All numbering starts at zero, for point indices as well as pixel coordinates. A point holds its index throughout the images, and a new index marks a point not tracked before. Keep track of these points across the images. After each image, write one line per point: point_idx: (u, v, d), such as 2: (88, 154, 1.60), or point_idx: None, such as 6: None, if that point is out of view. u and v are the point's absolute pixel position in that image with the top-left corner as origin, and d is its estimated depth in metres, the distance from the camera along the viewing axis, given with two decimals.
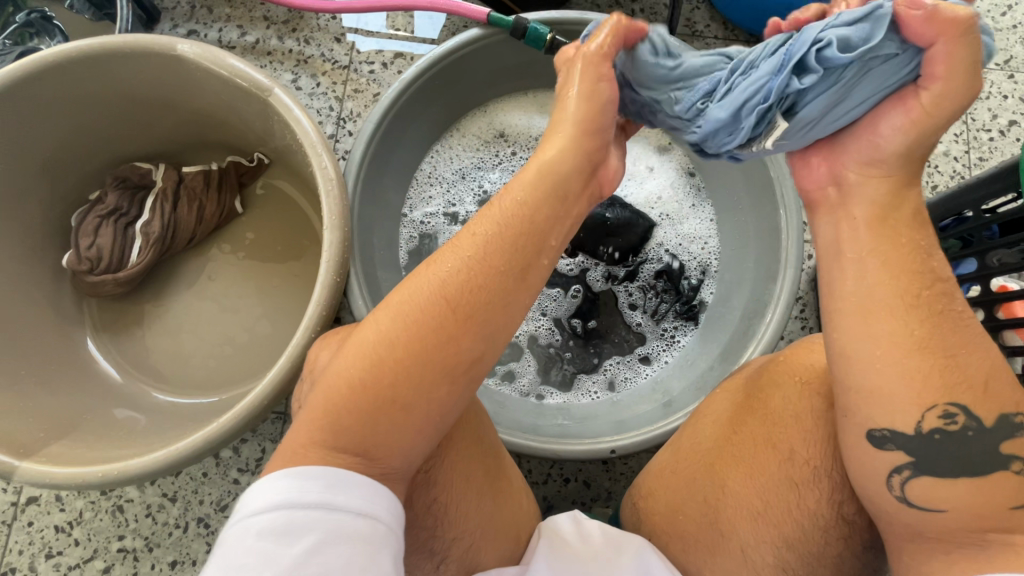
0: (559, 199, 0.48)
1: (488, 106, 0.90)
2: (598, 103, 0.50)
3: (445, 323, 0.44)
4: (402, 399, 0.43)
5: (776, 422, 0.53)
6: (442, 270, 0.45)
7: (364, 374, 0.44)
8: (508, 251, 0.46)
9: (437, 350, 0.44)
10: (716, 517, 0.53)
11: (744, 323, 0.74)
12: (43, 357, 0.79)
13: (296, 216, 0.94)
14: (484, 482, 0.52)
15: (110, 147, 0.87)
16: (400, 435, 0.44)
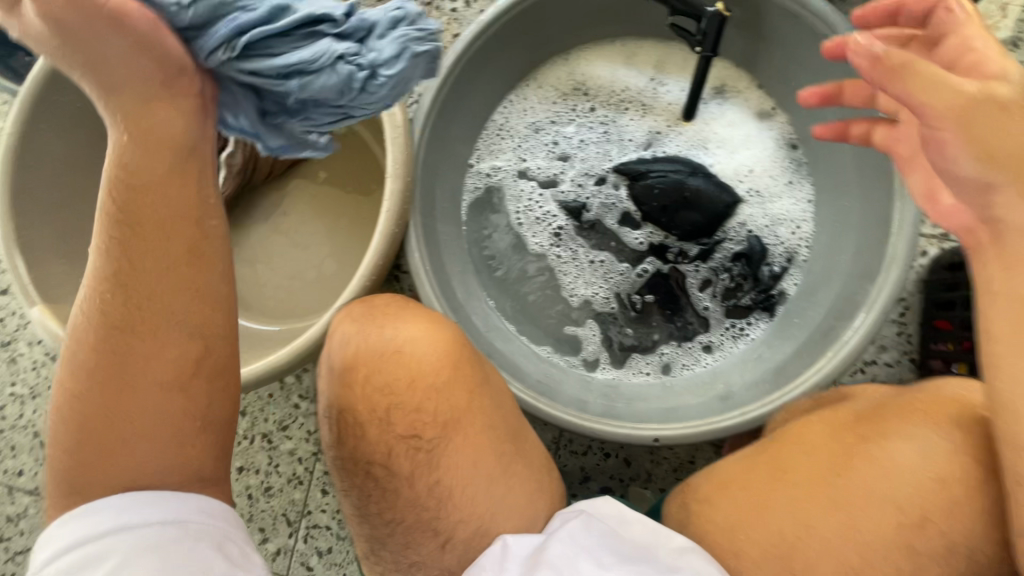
0: (181, 164, 0.48)
1: (570, 55, 0.82)
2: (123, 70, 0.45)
3: (112, 333, 0.47)
4: (103, 415, 0.46)
5: (905, 475, 0.48)
6: (93, 299, 0.48)
7: (76, 421, 0.47)
8: (159, 243, 0.48)
9: (123, 365, 0.47)
10: (794, 553, 0.48)
11: (828, 324, 0.66)
12: None
13: (367, 159, 0.94)
14: (508, 466, 0.50)
15: None
16: (148, 453, 0.47)
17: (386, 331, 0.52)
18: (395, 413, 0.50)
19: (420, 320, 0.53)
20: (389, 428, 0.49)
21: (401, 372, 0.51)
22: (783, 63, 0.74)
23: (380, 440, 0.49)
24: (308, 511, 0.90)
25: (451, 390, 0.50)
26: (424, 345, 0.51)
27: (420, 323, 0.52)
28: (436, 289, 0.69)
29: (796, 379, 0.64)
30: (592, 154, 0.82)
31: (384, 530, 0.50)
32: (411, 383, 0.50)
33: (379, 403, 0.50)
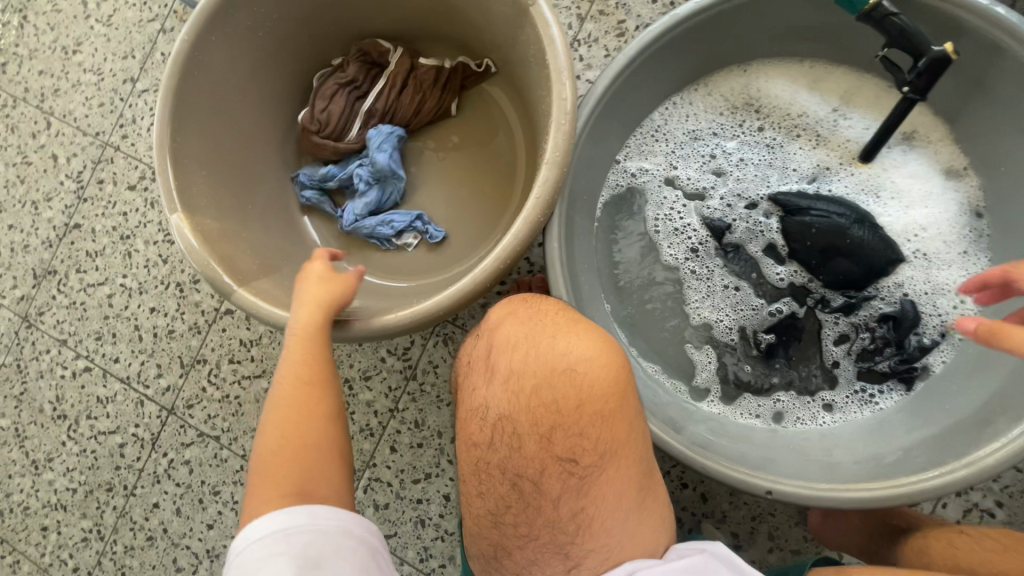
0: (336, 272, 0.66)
1: (749, 67, 0.78)
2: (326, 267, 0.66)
3: (298, 380, 0.57)
4: (289, 469, 0.52)
5: None
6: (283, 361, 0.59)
7: (274, 454, 0.53)
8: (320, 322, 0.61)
9: (304, 402, 0.56)
10: None
11: (982, 417, 0.61)
12: (263, 200, 0.88)
13: (504, 133, 0.92)
14: (646, 503, 0.49)
15: (361, 19, 0.90)
16: (324, 478, 0.52)
17: (562, 345, 0.50)
18: (557, 434, 0.49)
19: (595, 337, 0.51)
20: (550, 448, 0.49)
21: (570, 393, 0.49)
22: (996, 121, 0.67)
23: (535, 456, 0.49)
24: (372, 463, 0.92)
25: (613, 419, 0.48)
26: (599, 368, 0.49)
27: (594, 344, 0.50)
28: (568, 284, 0.66)
29: (933, 466, 0.59)
30: (748, 177, 0.77)
31: (516, 541, 0.51)
32: (579, 407, 0.48)
33: (542, 420, 0.49)
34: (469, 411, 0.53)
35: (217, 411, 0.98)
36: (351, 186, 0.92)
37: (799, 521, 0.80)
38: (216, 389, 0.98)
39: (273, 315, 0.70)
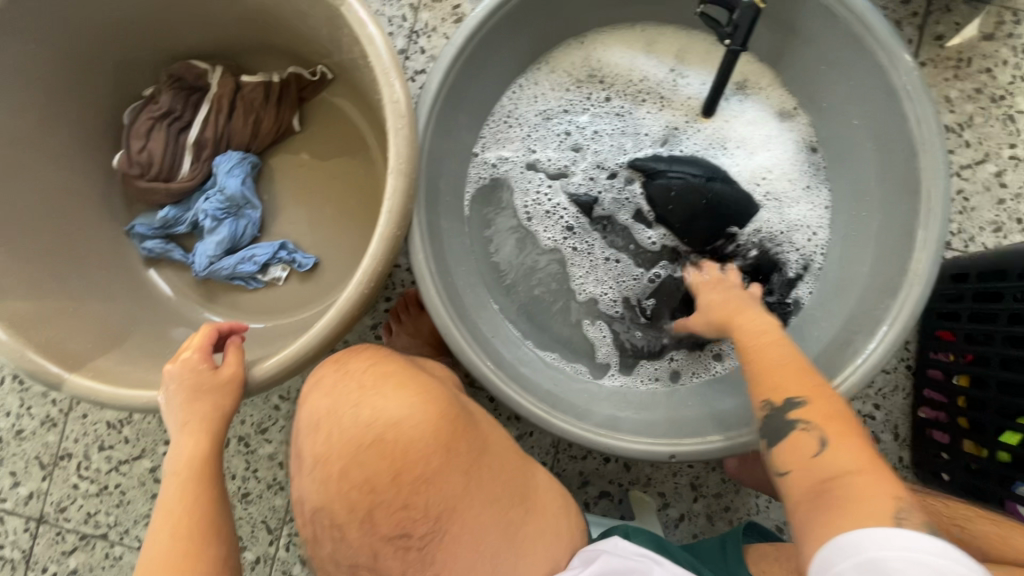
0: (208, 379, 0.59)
1: (586, 38, 0.77)
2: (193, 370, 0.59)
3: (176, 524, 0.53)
4: None
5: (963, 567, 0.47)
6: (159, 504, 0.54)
7: None
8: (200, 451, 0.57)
9: (183, 551, 0.52)
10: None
11: (843, 339, 0.66)
12: (92, 264, 0.77)
13: (357, 144, 0.86)
14: (519, 533, 0.51)
15: (164, 40, 0.79)
16: None
17: (369, 415, 0.47)
18: (378, 514, 0.47)
19: (407, 395, 0.49)
20: (375, 531, 0.47)
21: (385, 465, 0.47)
22: (811, 61, 0.71)
23: (362, 542, 0.47)
24: (289, 518, 0.85)
25: (446, 477, 0.48)
26: (410, 429, 0.47)
27: (406, 401, 0.48)
28: (442, 293, 0.63)
29: None
30: (606, 148, 0.77)
31: None
32: (395, 479, 0.47)
33: (358, 503, 0.47)
34: (297, 509, 0.50)
35: (97, 507, 0.86)
36: (198, 227, 0.82)
37: (715, 465, 0.83)
38: (90, 483, 0.86)
39: (116, 396, 0.61)
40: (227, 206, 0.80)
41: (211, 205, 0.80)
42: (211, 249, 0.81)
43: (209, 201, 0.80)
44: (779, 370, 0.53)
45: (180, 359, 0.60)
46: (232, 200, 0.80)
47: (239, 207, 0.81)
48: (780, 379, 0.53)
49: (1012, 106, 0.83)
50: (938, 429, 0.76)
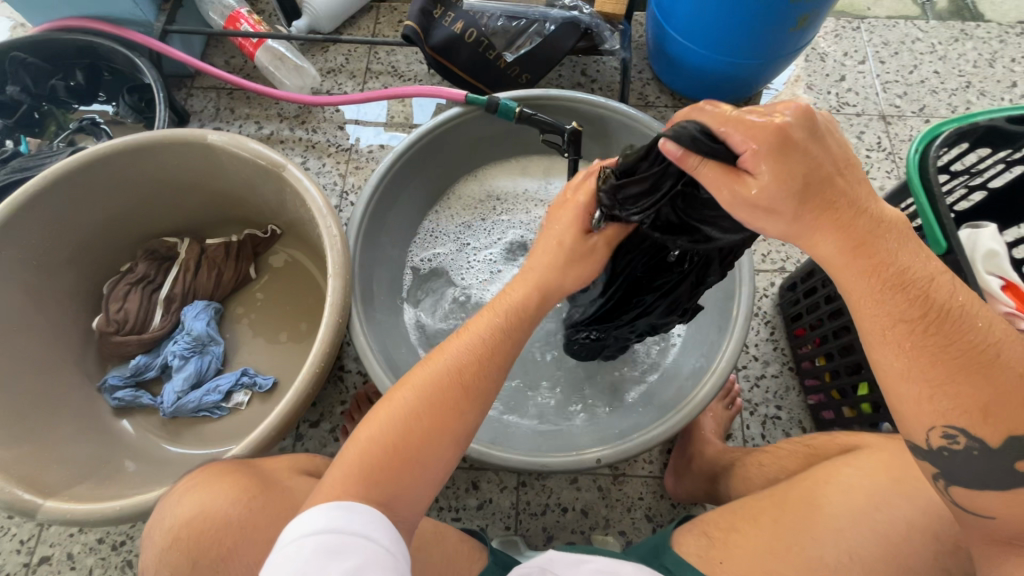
0: (569, 254, 0.60)
1: (480, 172, 1.04)
2: (574, 228, 0.60)
3: (456, 399, 0.53)
4: (396, 471, 0.49)
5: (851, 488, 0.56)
6: (456, 347, 0.55)
7: (370, 458, 0.50)
8: (504, 338, 0.57)
9: (452, 417, 0.52)
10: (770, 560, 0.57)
11: (711, 341, 0.81)
12: (66, 415, 0.85)
13: (304, 278, 1.04)
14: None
15: (142, 226, 0.99)
16: (413, 489, 0.50)
17: (170, 520, 0.59)
18: None
19: (203, 495, 0.60)
20: None
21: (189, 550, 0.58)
22: None
23: None
24: None
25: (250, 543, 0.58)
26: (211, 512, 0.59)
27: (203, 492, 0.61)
28: (381, 364, 0.77)
29: (695, 389, 0.76)
30: (502, 245, 1.01)
31: None
32: (194, 566, 0.57)
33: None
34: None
35: None
36: (168, 370, 0.94)
37: (662, 492, 0.90)
38: None
39: (87, 512, 0.67)
40: (192, 340, 0.93)
41: (179, 342, 0.93)
42: (177, 384, 0.91)
43: (178, 339, 0.93)
44: (977, 390, 0.43)
45: (574, 199, 0.62)
46: (197, 335, 0.94)
47: (205, 341, 0.94)
48: (978, 401, 0.43)
49: None
50: (826, 409, 0.89)
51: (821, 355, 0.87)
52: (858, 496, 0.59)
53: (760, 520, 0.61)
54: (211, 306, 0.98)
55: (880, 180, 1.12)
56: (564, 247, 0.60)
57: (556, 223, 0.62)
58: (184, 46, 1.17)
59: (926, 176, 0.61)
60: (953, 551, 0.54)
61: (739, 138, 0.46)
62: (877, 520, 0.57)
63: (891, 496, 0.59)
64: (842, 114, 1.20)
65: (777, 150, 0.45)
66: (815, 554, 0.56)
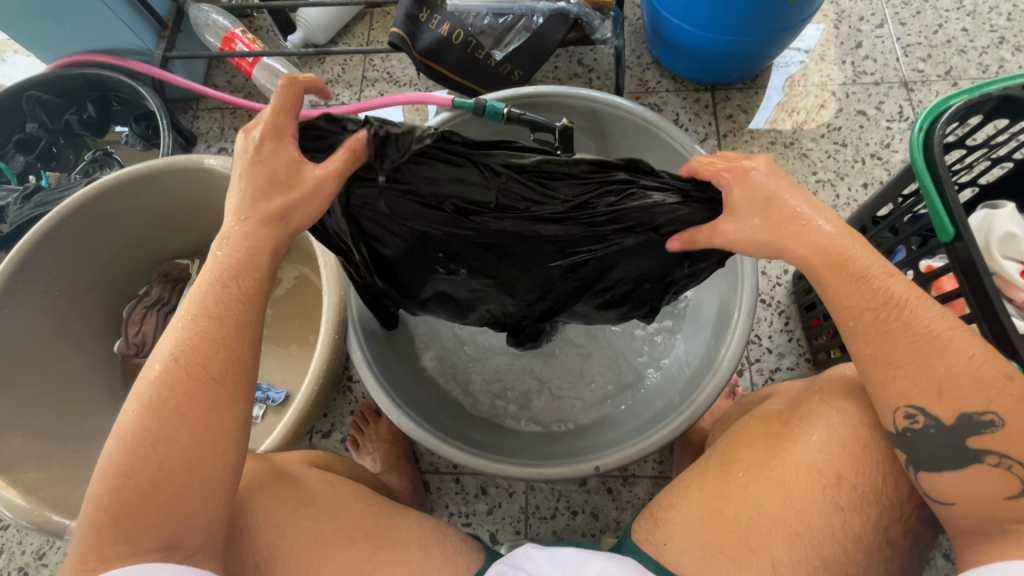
0: (285, 185, 0.50)
1: None
2: (279, 160, 0.51)
3: (203, 397, 0.48)
4: (159, 502, 0.46)
5: (857, 477, 0.51)
6: (181, 347, 0.49)
7: (122, 503, 0.46)
8: (233, 314, 0.50)
9: (200, 419, 0.48)
10: (751, 544, 0.51)
11: (714, 338, 0.78)
12: (93, 434, 0.90)
13: (308, 290, 1.05)
14: (367, 564, 0.56)
15: (155, 249, 1.03)
16: (193, 512, 0.47)
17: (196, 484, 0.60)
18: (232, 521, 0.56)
19: None
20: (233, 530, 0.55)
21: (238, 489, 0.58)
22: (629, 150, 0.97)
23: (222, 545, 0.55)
24: None
25: (275, 511, 0.57)
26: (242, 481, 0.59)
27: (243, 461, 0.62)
28: (380, 377, 0.76)
29: (699, 390, 0.73)
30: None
31: None
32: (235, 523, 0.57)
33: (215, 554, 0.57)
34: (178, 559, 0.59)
35: None
36: None
37: None
38: None
39: None
40: None
41: None
42: None
43: None
44: (951, 364, 0.46)
45: (256, 135, 0.50)
46: None
47: None
48: (932, 378, 0.46)
49: (802, 147, 1.09)
50: None
51: (836, 347, 0.83)
52: (757, 445, 0.56)
53: (689, 492, 0.57)
54: None
55: (902, 153, 1.05)
56: (274, 184, 0.50)
57: (256, 147, 0.50)
58: (187, 70, 1.21)
59: (930, 156, 0.56)
60: (835, 482, 0.51)
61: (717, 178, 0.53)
62: (773, 470, 0.53)
63: (778, 443, 0.54)
64: (859, 83, 1.12)
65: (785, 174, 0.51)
66: (734, 518, 0.52)
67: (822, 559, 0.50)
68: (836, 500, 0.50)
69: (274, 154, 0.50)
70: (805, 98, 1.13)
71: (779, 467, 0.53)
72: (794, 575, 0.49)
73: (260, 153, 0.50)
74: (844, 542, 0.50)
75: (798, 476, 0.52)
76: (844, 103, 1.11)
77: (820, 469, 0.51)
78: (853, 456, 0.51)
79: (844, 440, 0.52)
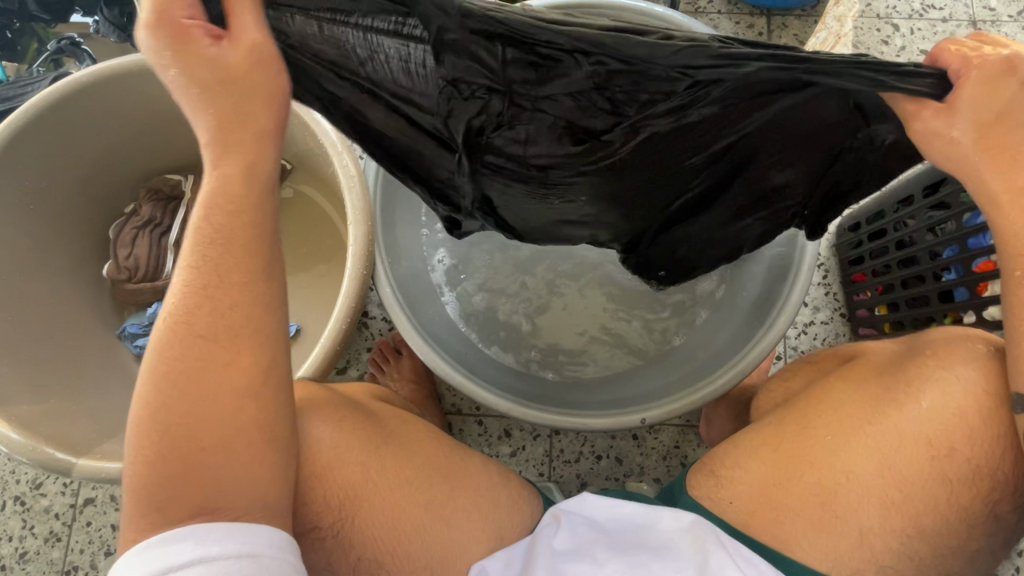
0: (228, 90, 0.43)
1: None
2: (204, 68, 0.42)
3: (208, 350, 0.45)
4: (192, 467, 0.44)
5: (969, 447, 0.48)
6: (177, 310, 0.45)
7: (150, 480, 0.43)
8: (228, 253, 0.45)
9: (210, 376, 0.45)
10: (835, 507, 0.49)
11: (765, 290, 0.74)
12: (88, 364, 0.83)
13: (319, 216, 0.96)
14: (445, 507, 0.52)
15: (142, 162, 0.91)
16: (231, 472, 0.45)
17: None
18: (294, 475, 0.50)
19: None
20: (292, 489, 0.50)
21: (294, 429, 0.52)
22: None
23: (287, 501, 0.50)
24: None
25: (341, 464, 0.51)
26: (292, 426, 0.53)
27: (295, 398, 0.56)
28: (412, 316, 0.71)
29: (754, 341, 0.70)
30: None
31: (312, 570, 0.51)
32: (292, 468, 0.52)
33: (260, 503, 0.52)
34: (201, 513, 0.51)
35: None
36: None
37: (698, 440, 0.88)
38: None
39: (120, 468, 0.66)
40: None
41: None
42: None
43: None
44: None
45: (166, 53, 0.41)
46: None
47: None
48: None
49: None
50: None
51: (883, 304, 0.80)
52: (851, 407, 0.52)
53: (762, 451, 0.54)
54: None
55: None
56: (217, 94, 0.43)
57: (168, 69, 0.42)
58: None
59: None
60: (945, 455, 0.48)
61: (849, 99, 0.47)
62: (871, 437, 0.50)
63: (880, 408, 0.51)
64: (926, 18, 1.03)
65: (987, 85, 0.41)
66: (818, 482, 0.50)
67: (919, 531, 0.48)
68: (946, 473, 0.48)
69: (189, 62, 0.41)
70: (866, 31, 1.03)
71: (881, 432, 0.50)
72: (887, 545, 0.48)
73: (178, 71, 0.42)
74: (946, 514, 0.48)
75: (903, 445, 0.49)
76: (907, 40, 1.02)
77: (929, 440, 0.49)
78: (970, 429, 0.48)
79: (961, 410, 0.49)
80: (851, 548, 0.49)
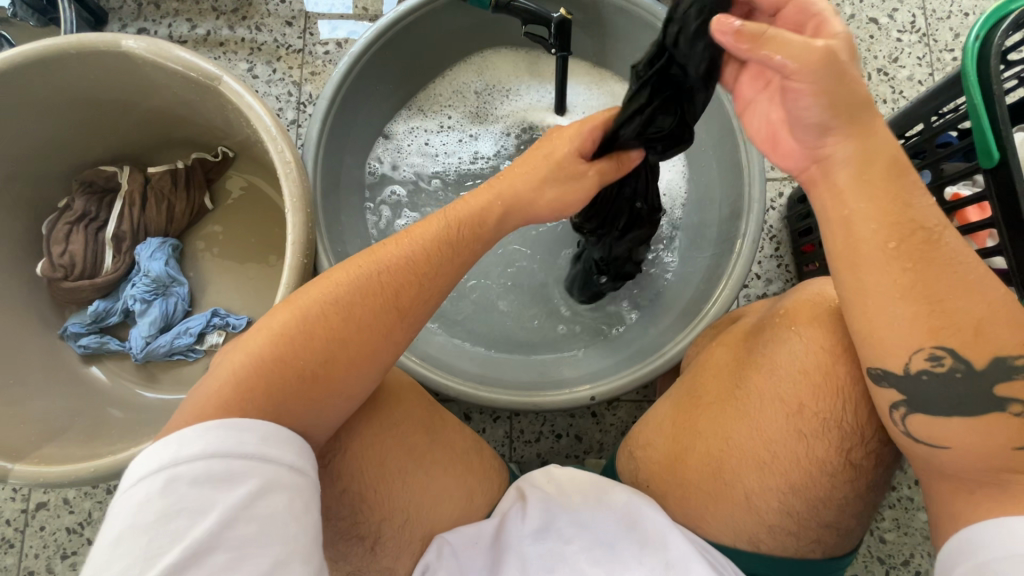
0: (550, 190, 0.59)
1: (449, 73, 0.92)
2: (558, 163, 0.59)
3: (372, 317, 0.50)
4: (302, 393, 0.46)
5: (823, 404, 0.51)
6: (356, 277, 0.50)
7: (232, 392, 0.44)
8: (413, 273, 0.52)
9: (357, 338, 0.49)
10: (721, 468, 0.53)
11: (713, 264, 0.74)
12: (27, 367, 0.80)
13: (265, 205, 0.93)
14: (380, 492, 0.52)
15: (72, 154, 0.87)
16: (320, 409, 0.47)
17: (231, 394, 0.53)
18: None
19: None
20: None
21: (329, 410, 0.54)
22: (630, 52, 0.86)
23: None
24: None
25: None
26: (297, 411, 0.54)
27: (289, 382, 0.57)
28: None
29: (699, 314, 0.70)
30: (472, 138, 0.92)
31: None
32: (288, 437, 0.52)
33: None
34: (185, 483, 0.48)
35: None
36: (131, 314, 0.87)
37: None
38: None
39: (55, 471, 0.64)
40: (148, 278, 0.85)
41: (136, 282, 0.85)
42: (144, 328, 0.85)
43: (136, 279, 0.85)
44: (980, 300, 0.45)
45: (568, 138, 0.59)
46: (153, 273, 0.85)
47: (168, 280, 0.86)
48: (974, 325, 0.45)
49: None
50: None
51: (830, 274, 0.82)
52: (724, 375, 0.56)
53: (662, 422, 0.59)
54: (170, 242, 0.89)
55: (909, 68, 0.99)
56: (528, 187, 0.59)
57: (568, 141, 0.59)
58: None
59: (982, 66, 0.51)
60: (797, 412, 0.51)
61: (774, 55, 0.45)
62: (742, 400, 0.54)
63: (744, 372, 0.55)
64: None
65: None
66: (705, 452, 0.55)
67: (790, 487, 0.51)
68: (800, 427, 0.51)
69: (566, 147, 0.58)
70: None
71: (744, 398, 0.54)
72: (766, 502, 0.52)
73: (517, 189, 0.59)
74: (808, 467, 0.51)
75: (763, 404, 0.53)
76: (857, 9, 1.02)
77: (783, 398, 0.52)
78: (817, 383, 0.51)
79: (805, 368, 0.51)
80: (740, 510, 0.53)
